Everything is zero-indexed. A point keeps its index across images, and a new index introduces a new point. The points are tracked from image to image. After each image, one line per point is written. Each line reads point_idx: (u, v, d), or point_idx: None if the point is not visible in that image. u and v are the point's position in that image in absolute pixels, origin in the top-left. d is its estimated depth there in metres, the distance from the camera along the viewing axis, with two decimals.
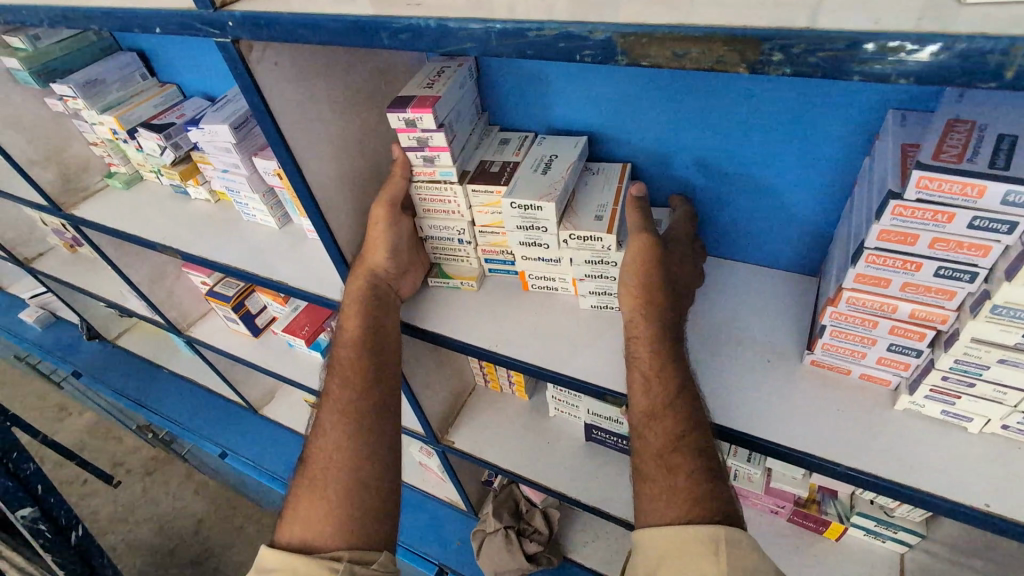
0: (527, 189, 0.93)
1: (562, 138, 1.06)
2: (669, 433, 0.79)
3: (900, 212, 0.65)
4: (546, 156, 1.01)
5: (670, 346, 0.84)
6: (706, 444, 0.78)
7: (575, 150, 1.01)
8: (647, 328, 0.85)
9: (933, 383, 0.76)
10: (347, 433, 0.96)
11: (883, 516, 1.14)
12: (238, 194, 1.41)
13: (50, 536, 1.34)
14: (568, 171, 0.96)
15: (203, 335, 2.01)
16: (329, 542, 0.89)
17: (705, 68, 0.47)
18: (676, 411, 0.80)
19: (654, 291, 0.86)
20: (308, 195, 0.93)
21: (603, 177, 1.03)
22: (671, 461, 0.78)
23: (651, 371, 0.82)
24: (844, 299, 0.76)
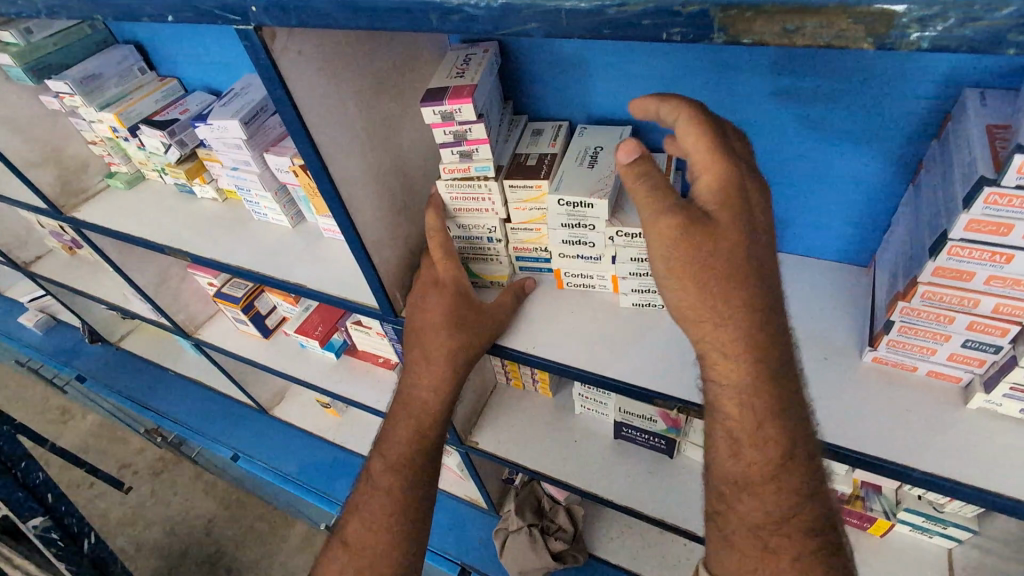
0: (575, 184, 0.89)
1: (602, 127, 1.01)
2: (768, 509, 0.67)
3: (994, 199, 0.59)
4: (590, 148, 0.96)
5: (768, 397, 0.66)
6: (819, 520, 0.67)
7: (621, 141, 0.96)
8: (735, 376, 0.67)
9: (1014, 382, 0.71)
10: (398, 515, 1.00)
11: (932, 512, 1.10)
12: (248, 193, 1.35)
13: (63, 545, 1.21)
14: (615, 164, 0.91)
15: (211, 337, 1.95)
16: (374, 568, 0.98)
17: (820, 45, 0.41)
18: (780, 485, 0.67)
19: (725, 304, 0.66)
20: (334, 194, 0.87)
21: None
22: (771, 543, 0.67)
23: (741, 433, 0.67)
24: (918, 295, 0.71)
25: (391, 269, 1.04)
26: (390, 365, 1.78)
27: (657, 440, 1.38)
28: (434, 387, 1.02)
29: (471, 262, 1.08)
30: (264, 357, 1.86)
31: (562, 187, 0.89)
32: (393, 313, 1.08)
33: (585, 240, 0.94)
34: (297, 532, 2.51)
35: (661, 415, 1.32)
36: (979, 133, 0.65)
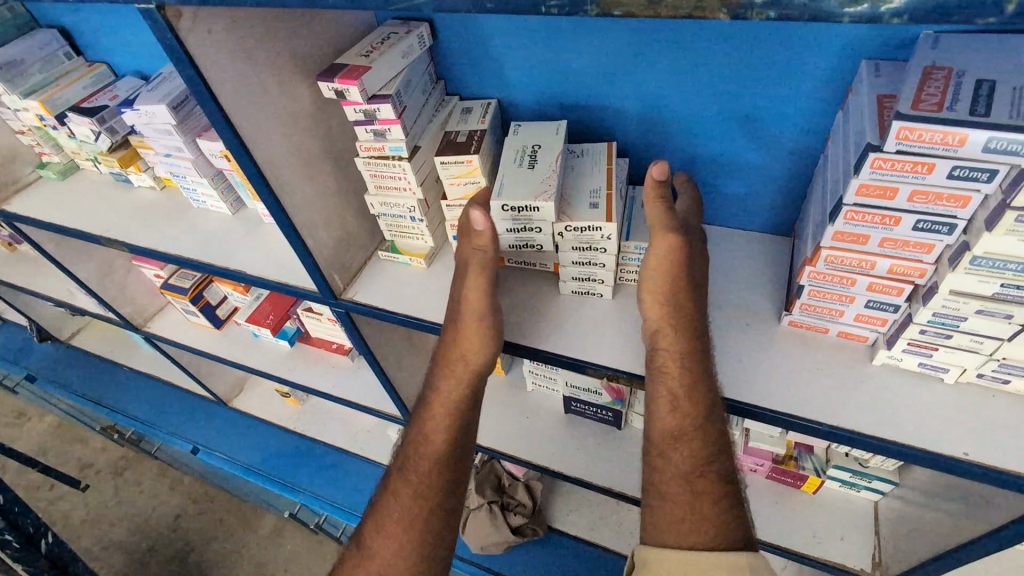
0: (517, 188, 0.88)
1: (537, 124, 1.01)
2: (695, 457, 0.79)
3: (879, 164, 0.62)
4: (527, 148, 0.95)
5: (700, 360, 0.83)
6: (731, 471, 0.79)
7: (559, 138, 0.96)
8: (677, 339, 0.84)
9: (911, 337, 0.76)
10: (413, 532, 0.90)
11: (858, 467, 1.17)
12: (184, 180, 1.32)
13: (18, 547, 1.19)
14: (556, 163, 0.90)
15: (162, 330, 1.91)
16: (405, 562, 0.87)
17: (683, 15, 0.43)
18: (704, 435, 0.80)
19: (677, 286, 0.85)
20: (259, 178, 0.86)
21: (589, 162, 0.97)
22: (697, 486, 0.77)
23: (680, 388, 0.82)
24: (822, 259, 0.75)
25: (327, 252, 1.04)
26: (344, 351, 1.78)
27: (604, 413, 1.42)
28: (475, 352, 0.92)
29: (396, 237, 1.12)
30: (218, 348, 1.83)
31: (502, 192, 0.88)
32: (333, 295, 1.08)
33: (533, 242, 0.94)
34: (267, 522, 2.51)
35: (606, 388, 1.35)
36: (870, 103, 0.68)
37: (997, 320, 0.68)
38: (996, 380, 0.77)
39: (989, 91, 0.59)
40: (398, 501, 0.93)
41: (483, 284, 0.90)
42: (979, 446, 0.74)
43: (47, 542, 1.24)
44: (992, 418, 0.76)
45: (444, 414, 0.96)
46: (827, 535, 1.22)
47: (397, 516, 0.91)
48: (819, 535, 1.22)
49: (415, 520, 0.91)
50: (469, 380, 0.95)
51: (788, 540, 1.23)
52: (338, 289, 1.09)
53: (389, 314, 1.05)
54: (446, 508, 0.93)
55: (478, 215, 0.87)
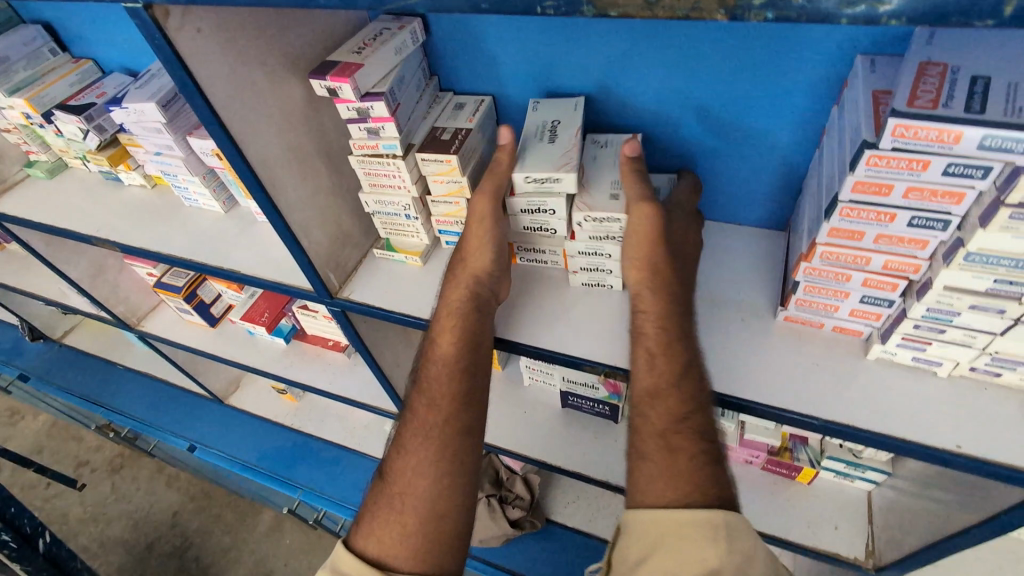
0: (541, 161, 0.88)
1: (556, 100, 0.99)
2: (671, 413, 0.79)
3: (875, 162, 0.62)
4: (547, 122, 0.95)
5: (677, 323, 0.85)
6: (705, 424, 0.79)
7: (578, 113, 0.95)
8: (652, 302, 0.87)
9: (905, 332, 0.77)
10: (428, 448, 0.85)
11: (852, 458, 1.20)
12: (175, 178, 1.30)
13: (16, 547, 1.18)
14: (577, 139, 0.90)
15: (156, 329, 1.90)
16: (423, 476, 0.83)
17: (680, 16, 0.43)
18: (681, 391, 0.80)
19: (659, 255, 0.87)
20: (252, 178, 0.85)
21: (615, 149, 0.97)
22: (673, 443, 0.77)
23: (656, 348, 0.83)
24: (817, 255, 0.76)
25: (322, 250, 1.03)
26: (340, 348, 1.78)
27: (602, 407, 1.43)
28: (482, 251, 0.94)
29: (391, 235, 1.11)
30: (212, 346, 1.83)
31: (525, 165, 0.88)
32: (328, 294, 1.08)
33: (546, 226, 0.94)
34: (266, 518, 2.51)
35: (603, 383, 1.36)
36: (866, 98, 0.68)
37: (990, 315, 0.69)
38: (988, 373, 0.78)
39: (984, 88, 0.59)
40: (416, 420, 0.89)
41: (490, 190, 0.91)
42: (972, 438, 0.75)
43: (45, 542, 1.23)
44: (984, 410, 0.77)
45: (453, 323, 0.92)
46: (822, 525, 1.23)
47: (416, 434, 0.87)
48: (814, 524, 1.24)
49: (430, 433, 0.86)
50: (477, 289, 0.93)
51: (783, 529, 1.25)
52: (333, 288, 1.09)
53: (384, 313, 1.05)
54: (464, 423, 0.86)
55: (504, 133, 0.93)
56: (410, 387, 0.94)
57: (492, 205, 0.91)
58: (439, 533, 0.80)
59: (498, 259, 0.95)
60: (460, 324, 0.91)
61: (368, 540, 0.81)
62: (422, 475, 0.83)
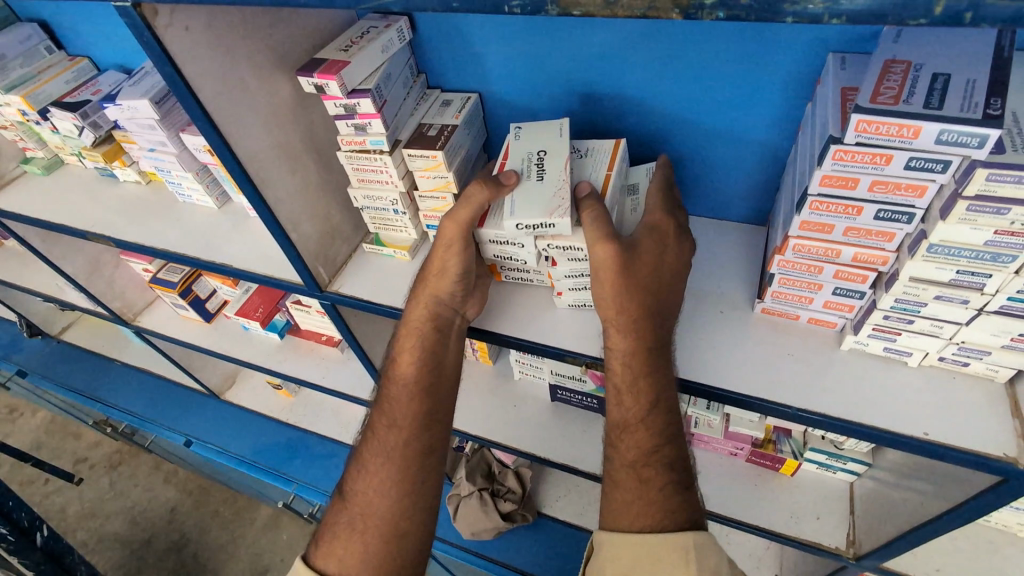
0: (531, 204, 0.85)
1: (539, 126, 0.96)
2: (642, 447, 0.83)
3: (841, 156, 0.64)
4: (533, 153, 0.91)
5: (647, 356, 0.84)
6: (676, 457, 0.83)
7: (565, 141, 0.91)
8: (623, 337, 0.85)
9: (876, 323, 0.79)
10: (390, 470, 0.89)
11: (833, 449, 1.22)
12: (169, 174, 1.32)
13: (12, 539, 1.20)
14: (568, 175, 0.87)
15: (152, 324, 1.92)
16: (385, 496, 0.87)
17: (638, 15, 0.45)
18: (648, 426, 0.83)
19: (627, 293, 0.83)
20: (241, 172, 0.88)
21: (593, 160, 0.94)
22: (643, 475, 0.81)
23: (624, 384, 0.85)
24: (790, 248, 0.78)
25: (311, 244, 1.05)
26: (333, 343, 1.80)
27: (590, 400, 1.45)
28: (445, 278, 0.92)
29: (380, 229, 1.13)
30: (208, 342, 1.85)
31: (516, 211, 0.84)
32: (318, 288, 1.10)
33: (516, 256, 0.95)
34: (263, 513, 2.54)
35: (589, 375, 1.37)
36: (836, 95, 0.70)
37: (955, 306, 0.71)
38: (957, 362, 0.80)
39: (944, 84, 0.61)
40: (378, 440, 0.92)
41: (454, 219, 0.88)
42: (939, 425, 0.77)
43: (41, 535, 1.25)
44: (951, 398, 0.79)
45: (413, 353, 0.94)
46: (803, 515, 1.25)
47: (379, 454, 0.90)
48: (796, 514, 1.26)
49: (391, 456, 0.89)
50: (437, 318, 0.94)
51: (766, 521, 1.27)
52: (323, 281, 1.11)
53: (372, 305, 1.07)
54: (424, 448, 0.90)
55: (507, 173, 0.88)
56: (374, 409, 0.97)
57: (459, 234, 0.89)
58: (401, 552, 0.85)
59: (463, 283, 0.93)
60: (425, 348, 0.94)
61: (327, 559, 0.85)
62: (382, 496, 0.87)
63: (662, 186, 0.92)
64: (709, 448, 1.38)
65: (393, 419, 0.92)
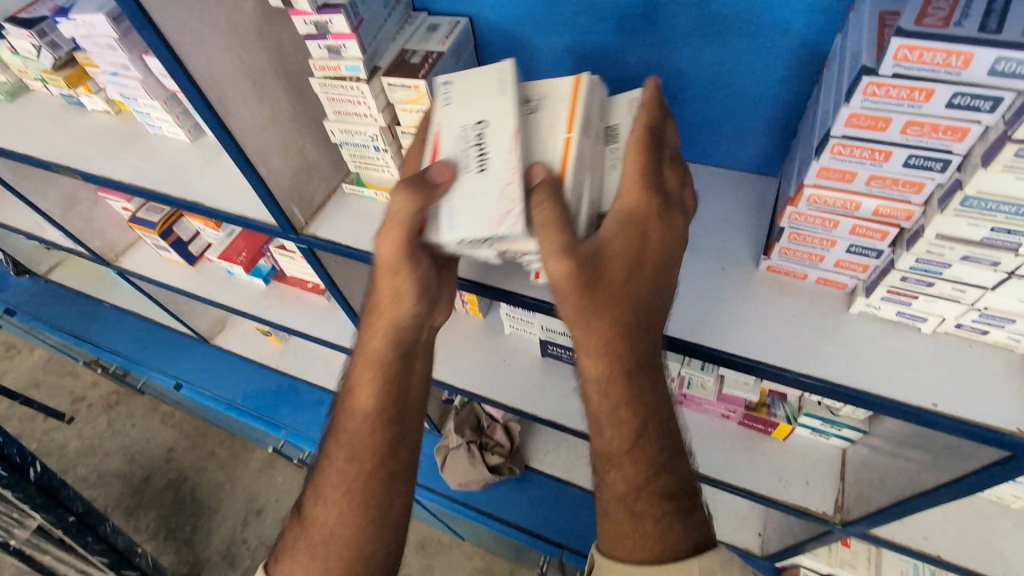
0: (473, 212, 0.69)
1: (475, 82, 0.77)
2: (632, 480, 0.71)
3: (873, 90, 0.56)
4: (471, 130, 0.73)
5: (625, 378, 0.70)
6: (675, 488, 0.71)
7: (507, 104, 0.73)
8: (596, 359, 0.70)
9: (891, 285, 0.72)
10: (349, 502, 0.79)
11: (828, 415, 1.17)
12: (136, 102, 1.22)
13: None
14: (517, 154, 0.70)
15: (135, 265, 1.86)
16: (349, 526, 0.79)
17: None
18: (636, 456, 0.71)
19: (590, 310, 0.68)
20: (197, 95, 0.79)
21: (549, 110, 0.75)
22: (635, 510, 0.70)
23: (603, 411, 0.72)
24: (804, 198, 0.70)
25: (284, 181, 0.97)
26: (319, 290, 1.74)
27: None
28: (395, 294, 0.77)
29: (361, 169, 1.05)
30: (191, 285, 1.79)
31: (455, 225, 0.69)
32: (294, 231, 1.03)
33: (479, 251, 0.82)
34: (259, 456, 2.55)
35: None
36: (872, 20, 0.61)
37: (983, 268, 0.64)
38: (975, 331, 0.73)
39: (1004, 5, 0.52)
40: (333, 466, 0.81)
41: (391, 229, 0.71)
42: (950, 396, 0.71)
43: None
44: (967, 368, 0.73)
45: (365, 375, 0.80)
46: (793, 480, 1.23)
47: (336, 482, 0.80)
48: (786, 479, 1.23)
49: (349, 487, 0.79)
50: (394, 335, 0.80)
51: (754, 483, 1.25)
52: (299, 223, 1.03)
53: (349, 250, 1.00)
54: (392, 469, 0.80)
55: (439, 166, 0.71)
56: (328, 427, 0.86)
57: (402, 254, 0.73)
58: None
59: (419, 299, 0.78)
60: (379, 371, 0.79)
61: None
62: (345, 528, 0.79)
63: (646, 131, 0.69)
64: (701, 409, 1.35)
65: (348, 444, 0.80)
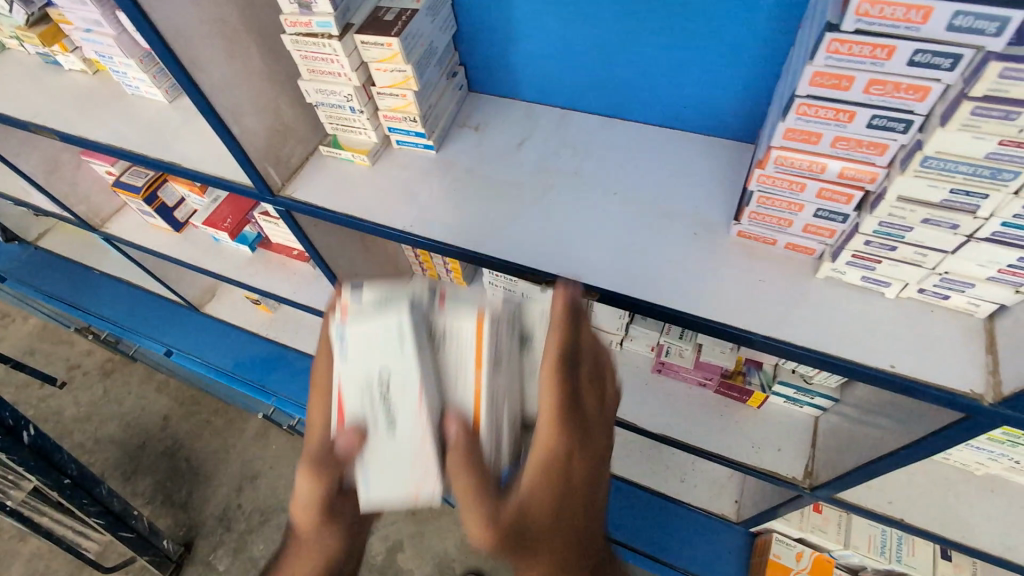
0: (388, 480, 0.70)
1: (370, 314, 0.66)
2: None
3: (836, 47, 0.56)
4: (372, 383, 0.67)
5: None
6: None
7: (410, 353, 0.66)
8: None
9: (855, 249, 0.72)
10: None
11: (802, 383, 1.20)
12: (111, 61, 1.20)
13: None
14: (425, 419, 0.68)
15: (121, 232, 1.85)
16: None
17: None
18: None
19: (522, 551, 0.64)
20: (164, 49, 0.78)
21: (454, 352, 0.69)
22: None
23: None
24: (772, 161, 0.70)
25: (258, 142, 0.96)
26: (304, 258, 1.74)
27: None
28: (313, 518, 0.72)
29: (339, 131, 1.04)
30: (178, 252, 1.79)
31: (372, 486, 0.70)
32: (270, 192, 1.02)
33: None
34: (253, 425, 2.58)
35: None
36: None
37: (943, 231, 0.64)
38: (936, 296, 0.74)
39: None
40: None
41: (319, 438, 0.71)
42: (910, 360, 0.72)
43: None
44: (929, 332, 0.74)
45: None
46: (765, 447, 1.25)
47: None
48: (759, 446, 1.25)
49: None
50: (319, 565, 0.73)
51: (729, 449, 1.27)
52: (275, 185, 1.03)
53: (325, 212, 1.00)
54: None
55: (347, 436, 0.69)
56: None
57: (320, 515, 0.72)
58: None
59: (341, 519, 0.74)
60: None
61: None
62: None
63: (560, 355, 0.69)
64: (678, 376, 1.37)
65: None
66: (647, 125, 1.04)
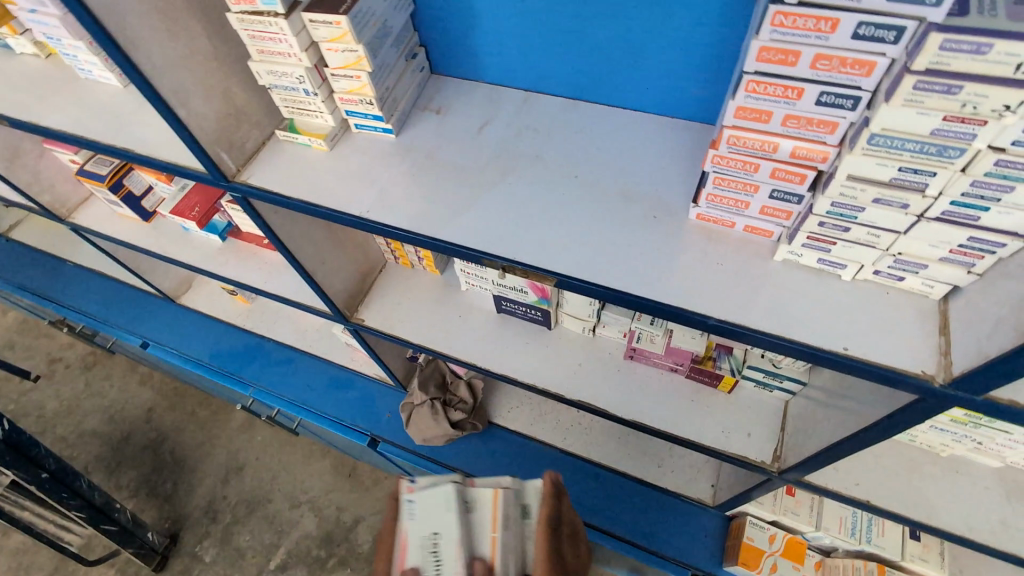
0: None
1: (430, 494, 0.87)
2: None
3: (780, 20, 0.54)
4: (427, 541, 0.83)
5: None
6: None
7: (455, 517, 0.84)
8: None
9: (810, 231, 0.71)
10: None
11: (770, 368, 1.20)
12: (60, 43, 1.16)
13: None
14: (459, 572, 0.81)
15: (89, 222, 1.81)
16: None
17: None
18: None
19: None
20: (94, 25, 0.74)
21: (482, 516, 0.87)
22: None
23: None
24: (724, 140, 0.68)
25: (209, 127, 0.93)
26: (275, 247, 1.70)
27: (533, 312, 1.41)
28: None
29: (295, 115, 1.02)
30: (147, 242, 1.76)
31: None
32: (224, 178, 0.99)
33: None
34: (236, 417, 2.56)
35: (530, 287, 1.32)
36: None
37: (893, 211, 0.63)
38: (892, 278, 0.74)
39: None
40: None
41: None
42: (866, 342, 0.71)
43: None
44: (885, 315, 0.74)
45: None
46: (736, 432, 1.25)
47: None
48: (729, 431, 1.25)
49: None
50: None
51: (701, 435, 1.27)
52: (230, 171, 1.00)
53: (280, 198, 0.97)
54: None
55: None
56: None
57: None
58: None
59: None
60: None
61: None
62: None
63: (551, 517, 0.82)
64: (649, 363, 1.36)
65: None
66: (609, 107, 1.02)
